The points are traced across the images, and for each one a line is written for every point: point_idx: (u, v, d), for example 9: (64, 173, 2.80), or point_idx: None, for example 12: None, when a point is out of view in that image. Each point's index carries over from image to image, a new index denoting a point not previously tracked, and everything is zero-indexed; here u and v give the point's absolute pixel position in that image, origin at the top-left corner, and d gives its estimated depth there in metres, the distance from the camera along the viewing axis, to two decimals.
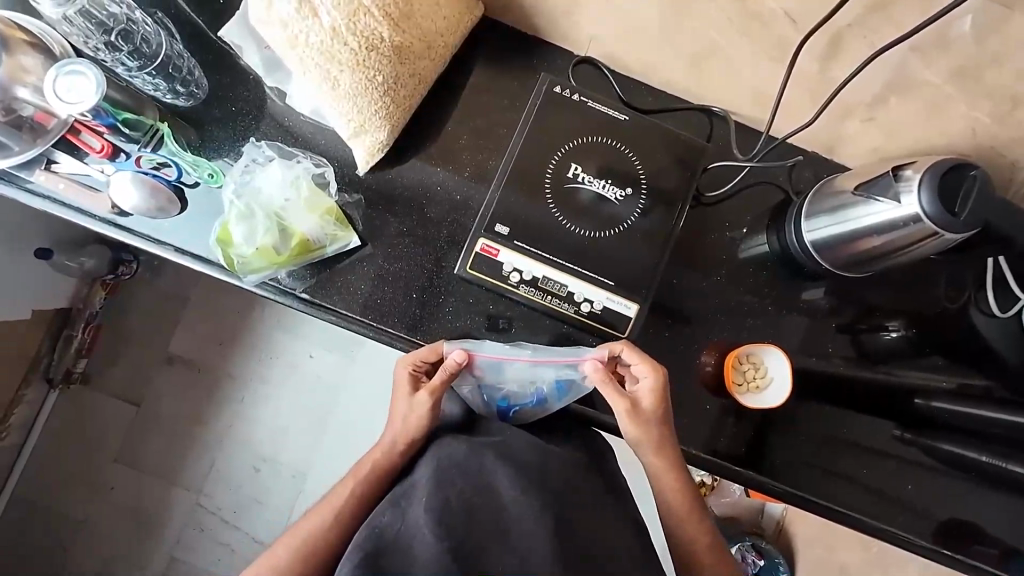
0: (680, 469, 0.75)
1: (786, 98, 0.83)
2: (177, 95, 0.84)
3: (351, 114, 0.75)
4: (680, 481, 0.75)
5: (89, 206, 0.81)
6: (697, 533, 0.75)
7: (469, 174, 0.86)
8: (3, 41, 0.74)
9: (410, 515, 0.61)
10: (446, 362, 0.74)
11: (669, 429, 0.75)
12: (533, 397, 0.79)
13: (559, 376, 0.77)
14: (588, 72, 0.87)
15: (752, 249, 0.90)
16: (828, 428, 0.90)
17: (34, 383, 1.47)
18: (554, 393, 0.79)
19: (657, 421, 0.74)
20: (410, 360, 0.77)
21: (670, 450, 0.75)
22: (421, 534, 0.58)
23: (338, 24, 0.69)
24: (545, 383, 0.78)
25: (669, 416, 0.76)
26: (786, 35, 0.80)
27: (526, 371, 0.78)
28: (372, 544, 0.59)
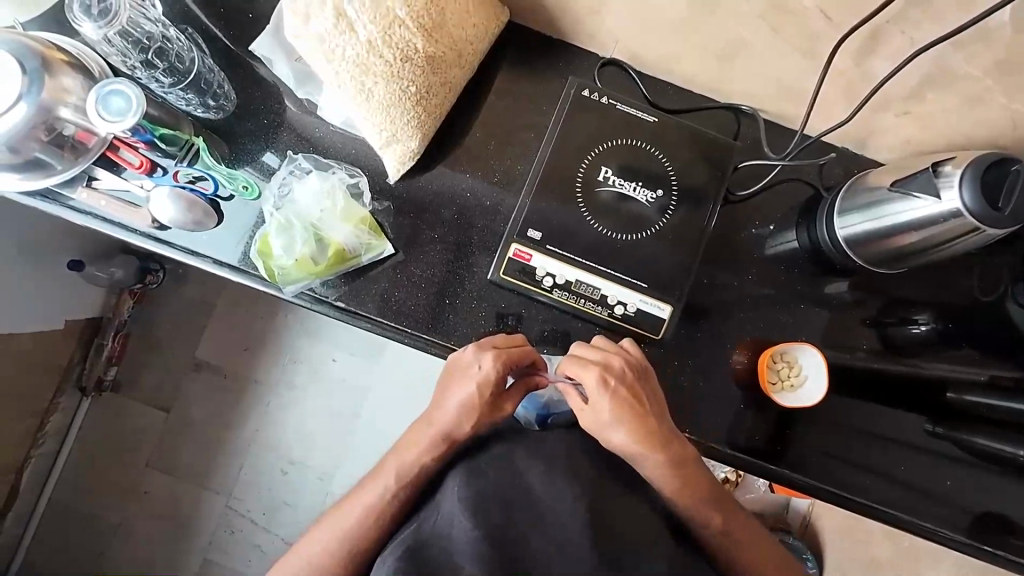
0: (670, 471, 0.70)
1: (822, 96, 0.80)
2: (208, 108, 0.86)
3: (383, 124, 0.76)
4: (672, 483, 0.70)
5: (128, 220, 0.83)
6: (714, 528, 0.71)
7: (497, 180, 0.87)
8: (47, 62, 0.77)
9: (443, 507, 0.64)
10: (534, 380, 0.78)
11: (648, 432, 0.70)
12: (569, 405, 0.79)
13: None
14: (613, 74, 0.87)
15: (781, 245, 0.90)
16: (860, 423, 0.90)
17: (68, 392, 1.51)
18: None
19: (617, 430, 0.69)
20: (502, 365, 0.72)
21: (648, 454, 0.69)
22: (456, 523, 0.60)
23: (373, 37, 0.70)
24: None
25: (626, 421, 0.69)
26: (822, 32, 0.74)
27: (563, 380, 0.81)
28: (412, 540, 0.61)
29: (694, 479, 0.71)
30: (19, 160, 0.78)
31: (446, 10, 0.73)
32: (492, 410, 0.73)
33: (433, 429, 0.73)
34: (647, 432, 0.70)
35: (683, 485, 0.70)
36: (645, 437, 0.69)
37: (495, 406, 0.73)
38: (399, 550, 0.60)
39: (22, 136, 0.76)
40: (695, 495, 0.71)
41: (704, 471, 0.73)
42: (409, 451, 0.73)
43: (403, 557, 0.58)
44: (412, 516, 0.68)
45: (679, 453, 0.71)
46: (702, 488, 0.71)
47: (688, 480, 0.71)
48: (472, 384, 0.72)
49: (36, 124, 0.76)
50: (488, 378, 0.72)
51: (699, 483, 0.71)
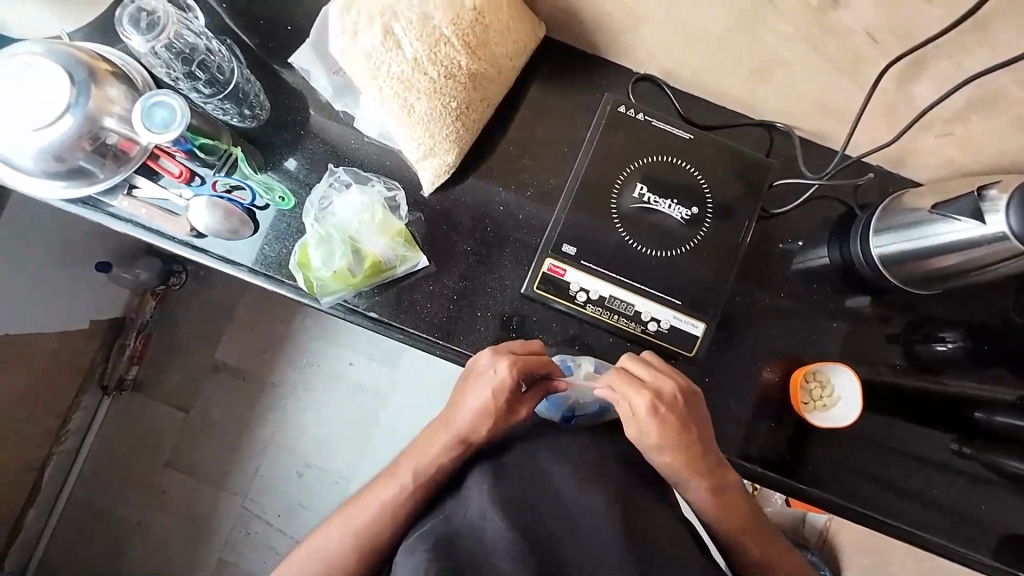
0: (706, 495, 0.70)
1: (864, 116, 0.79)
2: (244, 119, 0.87)
3: (422, 138, 0.76)
4: (707, 506, 0.70)
5: (168, 230, 0.84)
6: (761, 556, 0.70)
7: (531, 194, 0.87)
8: (93, 73, 0.79)
9: (471, 501, 0.62)
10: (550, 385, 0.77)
11: (691, 456, 0.69)
12: (598, 405, 0.79)
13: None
14: (646, 90, 0.87)
15: (814, 261, 0.89)
16: (891, 443, 0.89)
17: (90, 390, 1.53)
18: None
19: (662, 452, 0.69)
20: (518, 369, 0.73)
21: (692, 477, 0.69)
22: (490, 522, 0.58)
23: (419, 55, 0.71)
24: None
25: (671, 447, 0.68)
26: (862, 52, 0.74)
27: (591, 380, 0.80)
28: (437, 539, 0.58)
29: (731, 504, 0.71)
30: (64, 168, 0.80)
31: (491, 28, 0.73)
32: (506, 416, 0.73)
33: (447, 429, 0.73)
34: (689, 457, 0.69)
35: (727, 512, 0.70)
36: (688, 462, 0.69)
37: (509, 412, 0.73)
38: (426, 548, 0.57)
39: (67, 145, 0.78)
40: (739, 520, 0.70)
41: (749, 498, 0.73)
42: (429, 449, 0.72)
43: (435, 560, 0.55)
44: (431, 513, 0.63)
45: (720, 478, 0.71)
46: (748, 514, 0.71)
47: (732, 506, 0.70)
48: (488, 390, 0.72)
49: (82, 134, 0.78)
50: (504, 385, 0.72)
51: (744, 508, 0.71)
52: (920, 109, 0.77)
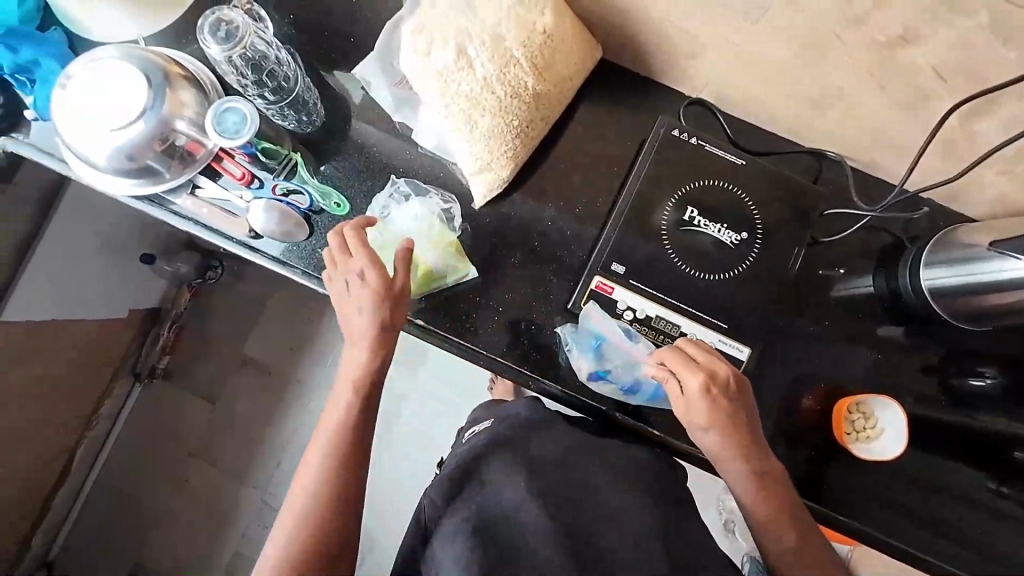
0: (749, 481, 0.71)
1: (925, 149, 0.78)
2: (302, 124, 0.89)
3: (482, 154, 0.79)
4: (749, 489, 0.72)
5: (227, 229, 0.86)
6: (786, 538, 0.71)
7: (579, 211, 0.88)
8: (169, 78, 0.83)
9: (501, 494, 0.74)
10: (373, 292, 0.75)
11: (738, 439, 0.71)
12: (626, 386, 0.81)
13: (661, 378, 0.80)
14: (698, 114, 0.89)
15: (857, 290, 0.89)
16: (938, 482, 0.86)
17: (123, 378, 1.56)
18: (649, 393, 0.81)
19: (706, 429, 0.72)
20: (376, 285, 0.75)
21: (735, 458, 0.71)
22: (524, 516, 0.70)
23: (490, 75, 0.75)
24: (647, 384, 0.80)
25: (719, 428, 0.71)
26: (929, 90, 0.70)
27: (632, 363, 0.80)
28: (476, 528, 0.70)
29: (773, 492, 0.72)
30: (133, 167, 0.84)
31: (558, 52, 0.77)
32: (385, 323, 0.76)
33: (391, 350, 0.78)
34: (737, 440, 0.71)
35: (764, 494, 0.71)
36: (734, 446, 0.71)
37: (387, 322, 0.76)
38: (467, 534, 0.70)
39: (139, 146, 0.82)
40: (771, 505, 0.71)
41: (786, 488, 0.73)
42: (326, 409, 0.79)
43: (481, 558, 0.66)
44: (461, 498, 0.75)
45: (764, 465, 0.72)
46: (781, 499, 0.72)
47: (768, 490, 0.72)
48: (370, 302, 0.76)
49: (154, 135, 0.82)
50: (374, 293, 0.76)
51: (778, 494, 0.72)
52: (982, 151, 0.74)
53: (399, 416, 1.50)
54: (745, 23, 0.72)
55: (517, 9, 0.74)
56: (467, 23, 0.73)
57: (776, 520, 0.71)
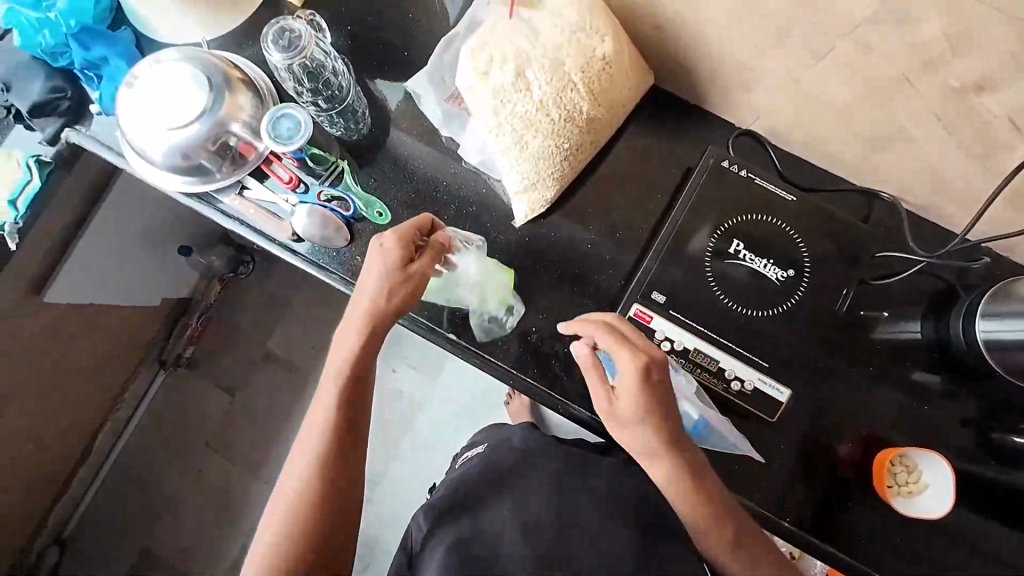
0: (695, 511, 0.69)
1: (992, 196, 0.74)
2: (348, 131, 0.91)
3: (529, 174, 0.82)
4: (696, 518, 0.69)
5: (270, 231, 0.88)
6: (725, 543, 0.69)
7: (619, 237, 0.88)
8: (229, 82, 0.85)
9: (489, 522, 0.72)
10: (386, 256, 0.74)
11: (682, 467, 0.69)
12: None
13: (702, 415, 0.79)
14: (747, 145, 0.87)
15: (903, 334, 0.85)
16: (997, 554, 0.78)
17: (149, 364, 1.59)
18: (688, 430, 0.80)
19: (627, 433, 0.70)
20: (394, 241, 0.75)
21: (659, 461, 0.69)
22: (506, 541, 0.68)
23: (546, 97, 0.76)
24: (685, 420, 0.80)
25: (664, 459, 0.69)
26: (1000, 133, 0.66)
27: None
28: (451, 544, 0.69)
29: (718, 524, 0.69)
30: (187, 165, 0.86)
31: (613, 79, 0.79)
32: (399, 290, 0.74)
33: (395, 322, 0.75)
34: (680, 471, 0.69)
35: (692, 500, 0.69)
36: (678, 476, 0.69)
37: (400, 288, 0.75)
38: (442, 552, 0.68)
39: (195, 145, 0.84)
40: (703, 510, 0.69)
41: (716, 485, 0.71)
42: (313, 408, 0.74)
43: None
44: (443, 522, 0.74)
45: (708, 496, 0.70)
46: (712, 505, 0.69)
47: (695, 492, 0.69)
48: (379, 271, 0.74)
49: (210, 136, 0.84)
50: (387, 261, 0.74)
51: (707, 497, 0.69)
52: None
53: (415, 425, 1.49)
54: (809, 59, 0.71)
55: (579, 35, 0.75)
56: (528, 46, 0.75)
57: (715, 527, 0.69)
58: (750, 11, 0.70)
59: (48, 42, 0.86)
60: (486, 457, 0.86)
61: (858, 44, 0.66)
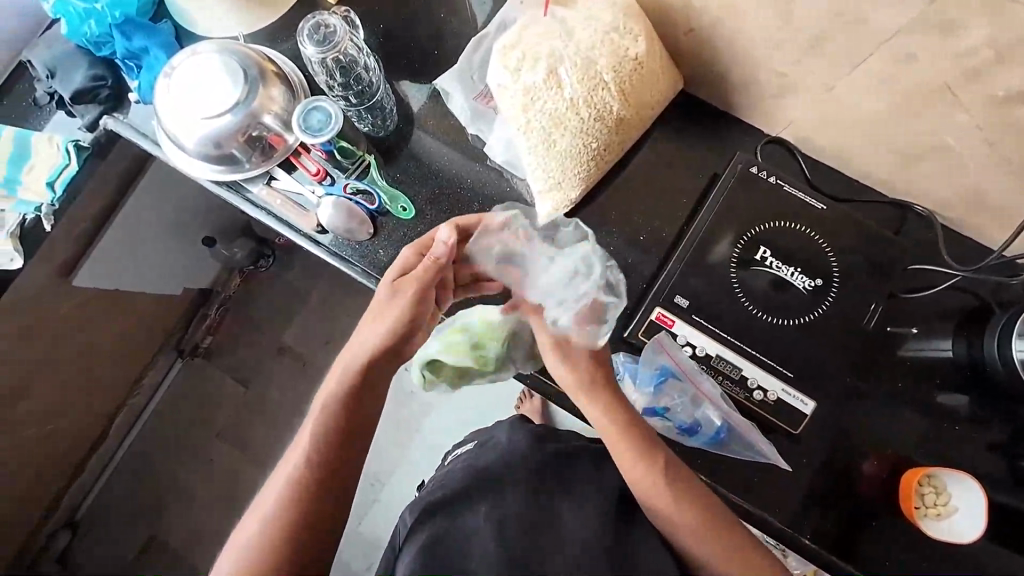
0: (626, 452, 0.69)
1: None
2: (376, 127, 0.92)
3: (554, 173, 0.82)
4: (630, 458, 0.69)
5: (296, 221, 0.89)
6: (664, 489, 0.67)
7: (643, 240, 0.87)
8: (264, 75, 0.87)
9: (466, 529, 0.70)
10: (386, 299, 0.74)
11: (606, 402, 0.71)
12: (685, 421, 0.81)
13: (725, 421, 0.79)
14: (776, 152, 0.86)
15: (933, 351, 0.83)
16: None
17: (167, 352, 1.61)
18: (709, 435, 0.80)
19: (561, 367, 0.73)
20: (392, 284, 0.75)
21: (585, 397, 0.72)
22: (480, 541, 0.67)
23: (577, 96, 0.77)
24: (708, 424, 0.80)
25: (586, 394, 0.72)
26: None
27: (695, 399, 0.80)
28: (426, 538, 0.69)
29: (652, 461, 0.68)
30: (217, 153, 0.88)
31: (644, 80, 0.79)
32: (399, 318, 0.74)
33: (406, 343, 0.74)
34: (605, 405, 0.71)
35: (620, 437, 0.70)
36: (605, 412, 0.71)
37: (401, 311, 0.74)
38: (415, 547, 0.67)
39: (227, 134, 0.86)
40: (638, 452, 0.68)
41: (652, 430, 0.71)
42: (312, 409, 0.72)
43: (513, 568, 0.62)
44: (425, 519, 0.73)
45: (639, 433, 0.70)
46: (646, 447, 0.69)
47: (628, 432, 0.70)
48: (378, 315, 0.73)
49: (242, 126, 0.86)
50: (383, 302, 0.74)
51: (640, 436, 0.69)
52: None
53: (424, 424, 1.49)
54: (847, 65, 0.70)
55: (612, 35, 0.76)
56: (561, 44, 0.75)
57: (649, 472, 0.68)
58: (788, 17, 0.69)
59: (93, 32, 0.89)
60: (473, 457, 0.87)
61: (898, 53, 0.65)
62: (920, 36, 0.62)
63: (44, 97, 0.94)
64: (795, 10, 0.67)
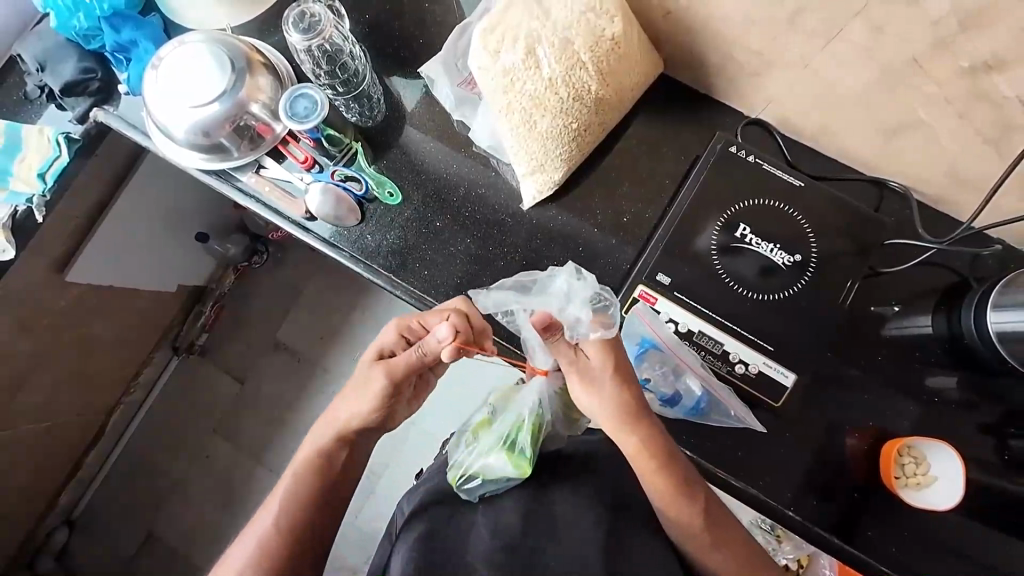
0: (647, 466, 0.66)
1: (1005, 185, 0.74)
2: (363, 115, 0.94)
3: (537, 155, 0.84)
4: (651, 475, 0.66)
5: (285, 208, 0.90)
6: (686, 510, 0.66)
7: (627, 221, 0.88)
8: (250, 65, 0.89)
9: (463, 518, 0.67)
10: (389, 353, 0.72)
11: (626, 419, 0.66)
12: (666, 392, 0.81)
13: (704, 389, 0.79)
14: (756, 133, 0.88)
15: (914, 329, 0.84)
16: (996, 550, 0.78)
17: (163, 348, 1.62)
18: (690, 405, 0.81)
19: (582, 386, 0.67)
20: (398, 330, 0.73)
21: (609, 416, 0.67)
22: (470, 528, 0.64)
23: (555, 76, 0.79)
24: (689, 394, 0.80)
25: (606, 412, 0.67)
26: (1011, 118, 0.66)
27: (674, 369, 0.80)
28: (427, 531, 0.64)
29: (671, 476, 0.66)
30: (206, 143, 0.89)
31: (623, 60, 0.81)
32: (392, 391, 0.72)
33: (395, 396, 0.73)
34: (626, 423, 0.66)
35: (642, 456, 0.66)
36: (626, 428, 0.66)
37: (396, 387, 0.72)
38: (413, 538, 0.64)
39: (214, 123, 0.87)
40: (660, 467, 0.66)
41: (676, 446, 0.69)
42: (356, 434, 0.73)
43: (501, 534, 0.63)
44: (422, 509, 0.69)
45: (659, 450, 0.66)
46: (668, 461, 0.66)
47: (655, 453, 0.66)
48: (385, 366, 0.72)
49: (229, 116, 0.87)
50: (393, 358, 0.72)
51: (663, 458, 0.66)
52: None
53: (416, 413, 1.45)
54: (820, 42, 0.71)
55: (589, 15, 0.77)
56: (539, 26, 0.77)
57: (671, 486, 0.66)
58: None
59: (82, 26, 0.90)
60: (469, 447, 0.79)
61: (869, 26, 0.66)
62: (888, 8, 0.64)
63: (35, 91, 0.95)
64: None
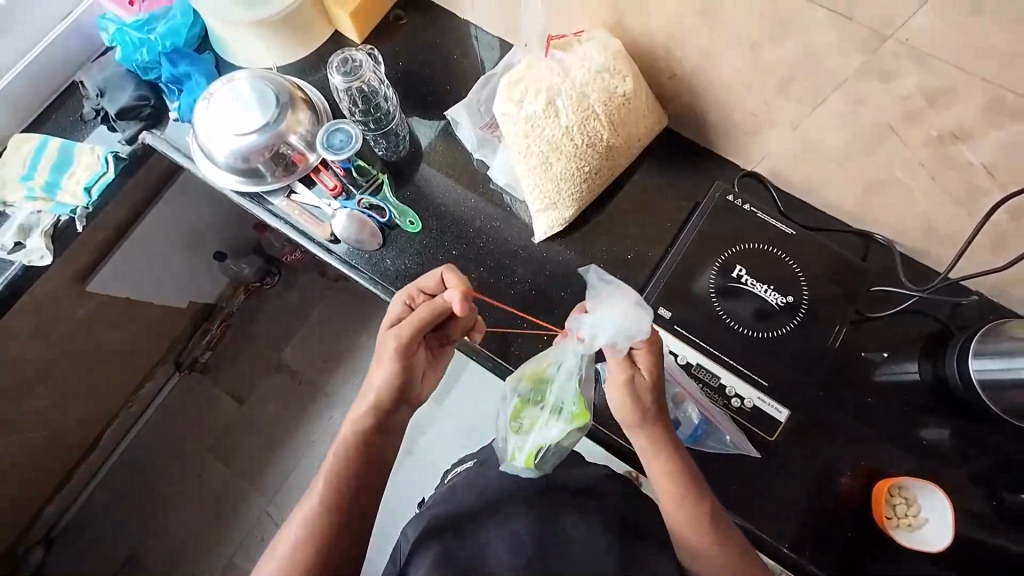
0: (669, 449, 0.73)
1: (976, 241, 0.80)
2: (390, 149, 1.02)
3: (550, 193, 0.91)
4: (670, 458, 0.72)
5: (312, 230, 0.96)
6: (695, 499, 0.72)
7: (631, 259, 0.94)
8: (292, 100, 0.98)
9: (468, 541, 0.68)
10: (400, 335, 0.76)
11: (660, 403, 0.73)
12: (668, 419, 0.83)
13: (702, 416, 0.83)
14: (751, 184, 0.96)
15: (901, 374, 0.88)
16: None
17: (166, 364, 1.62)
18: (689, 431, 0.83)
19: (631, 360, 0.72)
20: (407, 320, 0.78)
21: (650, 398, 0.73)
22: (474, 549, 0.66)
23: (570, 124, 0.87)
24: (689, 419, 0.84)
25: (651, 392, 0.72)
26: (978, 182, 0.74)
27: (675, 394, 0.84)
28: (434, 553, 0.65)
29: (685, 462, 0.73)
30: (244, 167, 0.96)
31: (631, 113, 0.90)
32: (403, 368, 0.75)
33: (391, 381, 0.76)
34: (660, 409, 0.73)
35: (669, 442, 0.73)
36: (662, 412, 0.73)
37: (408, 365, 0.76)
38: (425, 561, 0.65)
39: (254, 150, 0.95)
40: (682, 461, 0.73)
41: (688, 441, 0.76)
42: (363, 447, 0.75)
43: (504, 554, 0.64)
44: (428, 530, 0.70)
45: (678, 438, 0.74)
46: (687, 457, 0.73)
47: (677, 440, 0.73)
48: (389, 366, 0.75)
49: (268, 145, 0.95)
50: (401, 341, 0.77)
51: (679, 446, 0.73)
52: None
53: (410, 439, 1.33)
54: (809, 106, 0.80)
55: (603, 74, 0.86)
56: (558, 81, 0.87)
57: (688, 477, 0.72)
58: (755, 65, 0.80)
59: (144, 58, 1.00)
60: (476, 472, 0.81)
61: (849, 97, 0.75)
62: (866, 82, 0.72)
63: (90, 113, 1.04)
64: (761, 60, 0.78)
